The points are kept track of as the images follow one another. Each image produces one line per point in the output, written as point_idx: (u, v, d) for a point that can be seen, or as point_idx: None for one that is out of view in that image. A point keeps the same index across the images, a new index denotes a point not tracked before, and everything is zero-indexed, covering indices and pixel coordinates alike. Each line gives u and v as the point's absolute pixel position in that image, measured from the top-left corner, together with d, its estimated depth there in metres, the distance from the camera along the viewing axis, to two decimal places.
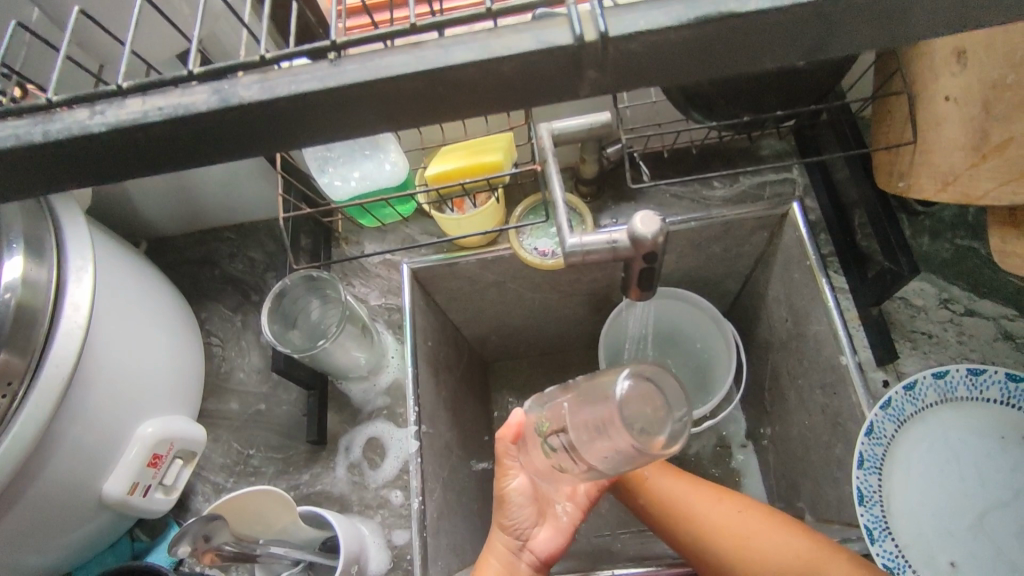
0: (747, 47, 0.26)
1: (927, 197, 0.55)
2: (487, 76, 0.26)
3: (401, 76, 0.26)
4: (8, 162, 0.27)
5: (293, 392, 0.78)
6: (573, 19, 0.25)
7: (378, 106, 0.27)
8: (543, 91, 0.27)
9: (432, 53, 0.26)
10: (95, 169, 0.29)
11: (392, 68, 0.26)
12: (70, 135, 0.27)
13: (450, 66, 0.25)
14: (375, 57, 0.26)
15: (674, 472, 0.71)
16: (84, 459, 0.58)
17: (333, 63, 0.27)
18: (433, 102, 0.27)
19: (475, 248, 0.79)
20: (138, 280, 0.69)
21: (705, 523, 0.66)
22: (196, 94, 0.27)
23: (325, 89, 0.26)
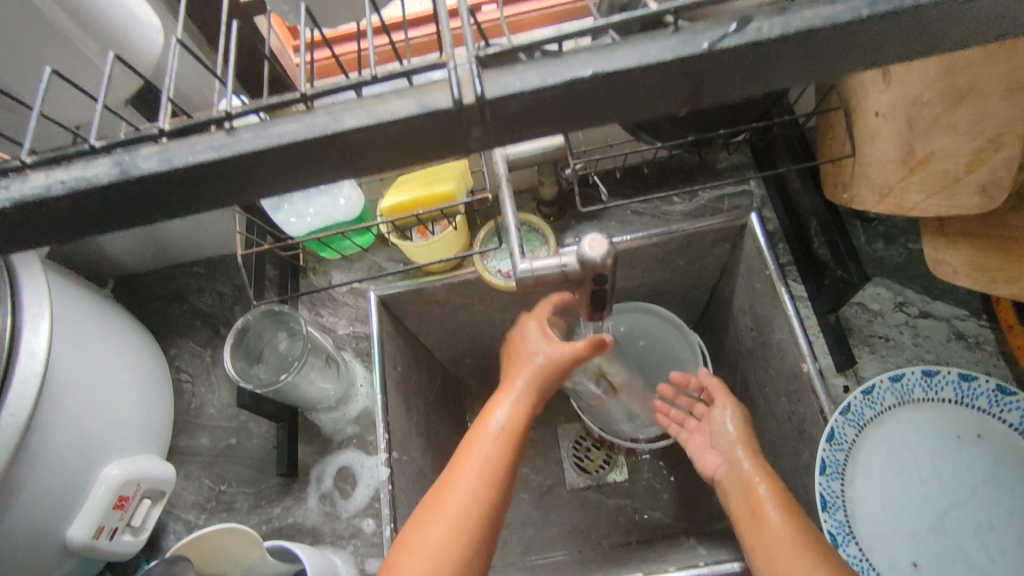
0: (635, 102, 0.24)
1: (867, 209, 0.57)
2: (361, 145, 0.23)
3: (289, 145, 0.23)
4: None
5: (263, 425, 0.78)
6: (450, 82, 0.22)
7: (288, 171, 0.24)
8: (428, 154, 0.24)
9: (320, 120, 0.23)
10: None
11: (281, 136, 0.23)
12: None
13: (338, 132, 0.23)
14: (267, 126, 0.23)
15: (769, 478, 0.62)
16: (47, 505, 0.58)
17: (228, 133, 0.24)
18: (336, 164, 0.24)
19: (441, 274, 0.80)
20: (101, 322, 0.69)
21: (780, 539, 0.55)
22: (96, 166, 0.23)
23: (221, 160, 0.23)
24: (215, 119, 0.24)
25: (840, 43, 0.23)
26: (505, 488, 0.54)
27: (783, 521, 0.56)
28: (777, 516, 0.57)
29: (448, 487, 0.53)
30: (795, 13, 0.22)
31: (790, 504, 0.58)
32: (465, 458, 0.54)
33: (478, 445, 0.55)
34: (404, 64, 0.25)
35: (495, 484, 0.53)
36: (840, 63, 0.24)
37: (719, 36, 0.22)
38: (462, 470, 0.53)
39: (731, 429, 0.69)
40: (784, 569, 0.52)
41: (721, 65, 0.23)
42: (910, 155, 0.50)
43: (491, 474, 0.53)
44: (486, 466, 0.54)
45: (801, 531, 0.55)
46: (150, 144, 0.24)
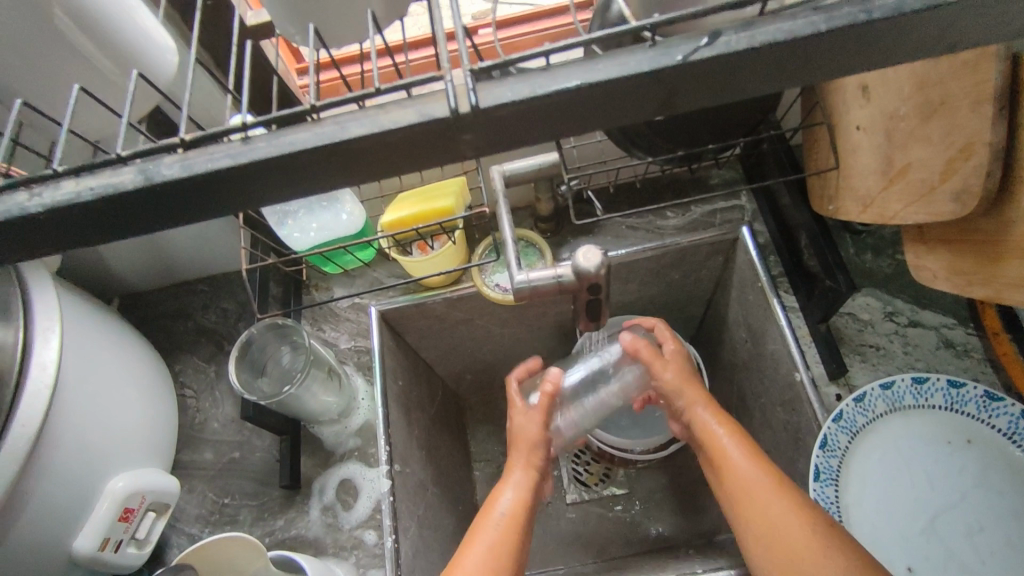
0: (615, 111, 0.26)
1: (851, 218, 0.59)
2: (365, 153, 0.25)
3: (298, 153, 0.25)
4: None
5: (267, 438, 0.79)
6: (446, 93, 0.24)
7: (298, 176, 0.26)
8: (427, 160, 0.26)
9: (328, 129, 0.25)
10: (18, 254, 0.27)
11: (292, 145, 0.25)
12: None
13: (344, 141, 0.25)
14: (280, 135, 0.25)
15: (727, 421, 0.62)
16: (53, 515, 0.59)
17: (243, 143, 0.26)
18: (342, 170, 0.26)
19: (441, 288, 0.82)
20: (107, 336, 0.71)
21: (744, 475, 0.57)
22: (122, 174, 0.25)
23: (237, 167, 0.25)
24: (231, 130, 0.26)
25: (800, 55, 0.25)
26: (513, 569, 0.55)
27: (747, 459, 0.58)
28: (740, 456, 0.58)
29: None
30: (759, 28, 0.24)
31: (751, 444, 0.60)
32: (470, 542, 0.57)
33: (485, 527, 0.58)
34: (405, 79, 0.27)
35: (498, 574, 0.54)
36: (802, 74, 0.26)
37: (691, 50, 0.24)
38: (464, 563, 0.54)
39: (679, 396, 0.67)
40: (752, 504, 0.55)
41: (693, 76, 0.25)
42: (890, 166, 0.53)
43: (498, 555, 0.55)
44: (487, 558, 0.55)
45: (766, 470, 0.56)
46: (171, 154, 0.26)
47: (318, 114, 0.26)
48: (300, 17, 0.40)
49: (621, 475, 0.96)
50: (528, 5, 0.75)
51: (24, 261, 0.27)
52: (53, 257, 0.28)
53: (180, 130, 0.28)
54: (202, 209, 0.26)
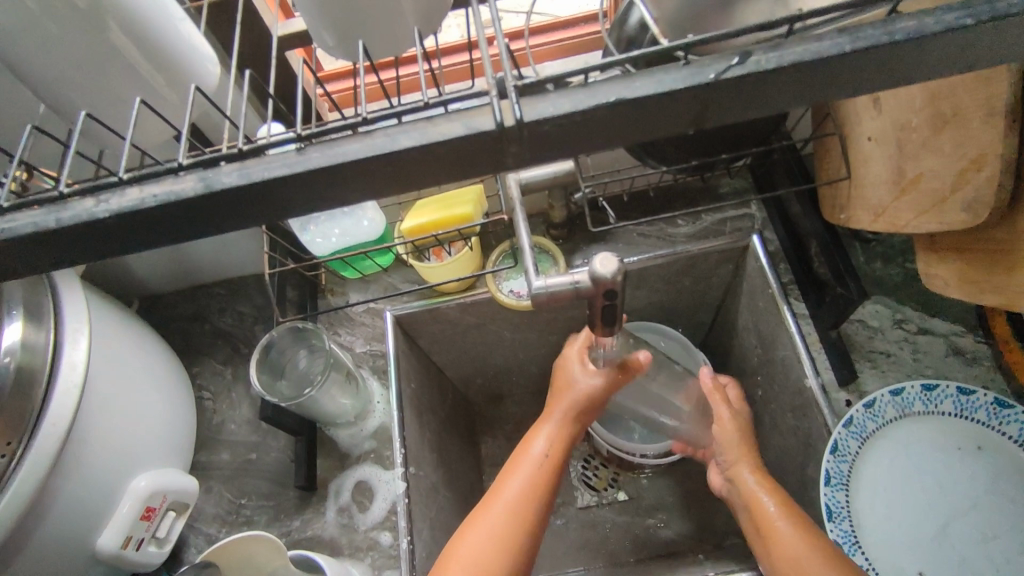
0: (649, 125, 0.27)
1: (863, 227, 0.61)
2: (412, 163, 0.27)
3: (349, 164, 0.26)
4: (16, 253, 0.27)
5: (283, 440, 0.80)
6: (492, 108, 0.26)
7: (345, 185, 0.27)
8: (469, 171, 0.28)
9: (378, 141, 0.26)
10: (78, 256, 0.28)
11: (343, 156, 0.26)
12: (54, 225, 0.26)
13: (393, 152, 0.26)
14: (331, 146, 0.27)
15: (776, 493, 0.63)
16: (79, 514, 0.60)
17: (296, 153, 0.27)
18: (388, 180, 0.27)
19: (456, 293, 0.83)
20: (130, 339, 0.72)
21: (789, 542, 0.57)
22: (183, 181, 0.27)
23: (291, 176, 0.26)
24: (283, 141, 0.28)
25: (826, 74, 0.26)
26: (543, 510, 0.59)
27: (794, 530, 0.58)
28: (787, 526, 0.59)
29: (482, 516, 0.58)
30: (788, 49, 0.26)
31: (799, 515, 0.60)
32: (507, 479, 0.60)
33: (522, 465, 0.61)
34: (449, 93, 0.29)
35: (531, 511, 0.58)
36: (827, 92, 0.27)
37: (723, 68, 0.26)
38: (498, 499, 0.58)
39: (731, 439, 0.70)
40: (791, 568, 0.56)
41: (724, 93, 0.26)
42: (902, 177, 0.54)
43: (531, 497, 0.58)
44: (523, 496, 0.58)
45: (813, 540, 0.57)
46: (228, 164, 0.27)
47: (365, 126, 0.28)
48: (337, 31, 0.42)
49: (630, 480, 0.97)
50: (550, 15, 0.76)
51: (82, 263, 0.29)
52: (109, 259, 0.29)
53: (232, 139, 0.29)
54: (256, 216, 0.28)
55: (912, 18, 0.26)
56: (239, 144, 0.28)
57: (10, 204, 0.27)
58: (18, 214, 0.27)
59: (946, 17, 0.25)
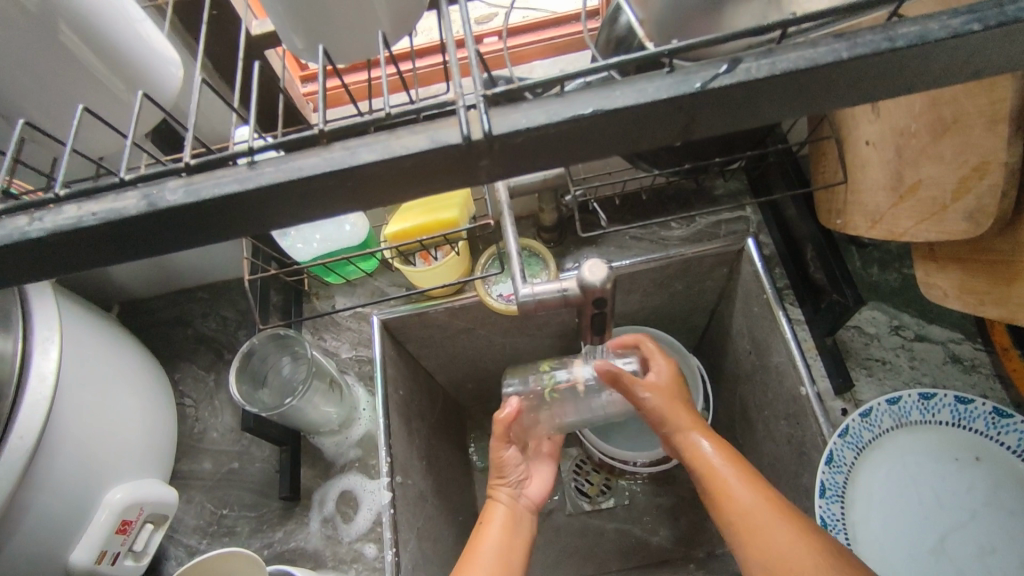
0: (631, 137, 0.25)
1: (860, 234, 0.59)
2: (376, 177, 0.25)
3: (306, 179, 0.24)
4: None
5: (266, 449, 0.78)
6: (460, 120, 0.24)
7: (304, 201, 0.25)
8: (438, 184, 0.26)
9: (338, 155, 0.24)
10: (17, 277, 0.26)
11: (300, 170, 0.24)
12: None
13: (354, 167, 0.24)
14: (288, 160, 0.25)
15: (753, 481, 0.58)
16: (50, 528, 0.58)
17: (249, 167, 0.25)
18: (352, 195, 0.25)
19: (443, 298, 0.81)
20: (108, 346, 0.70)
21: (755, 513, 0.55)
22: (125, 199, 0.25)
23: (243, 193, 0.24)
24: (237, 153, 0.26)
25: (821, 83, 0.24)
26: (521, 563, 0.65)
27: (782, 522, 0.54)
28: (785, 527, 0.53)
29: (466, 573, 0.62)
30: (779, 56, 0.24)
31: (785, 506, 0.55)
32: (478, 547, 0.65)
33: (486, 536, 0.66)
34: (418, 103, 0.27)
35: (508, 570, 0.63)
36: (822, 102, 0.26)
37: (710, 76, 0.24)
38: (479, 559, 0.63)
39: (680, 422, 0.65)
40: (761, 541, 0.54)
41: (712, 103, 0.24)
42: (900, 183, 0.52)
43: (502, 560, 0.64)
44: (501, 550, 0.65)
45: (766, 499, 0.56)
46: (175, 179, 0.25)
47: (327, 137, 0.26)
48: (307, 33, 0.40)
49: (622, 486, 0.95)
50: (541, 12, 0.74)
51: (22, 285, 0.27)
52: (53, 280, 0.27)
53: (184, 151, 0.27)
54: (207, 235, 0.26)
55: (914, 23, 0.24)
56: (187, 157, 0.26)
57: None
58: None
59: (952, 21, 0.23)
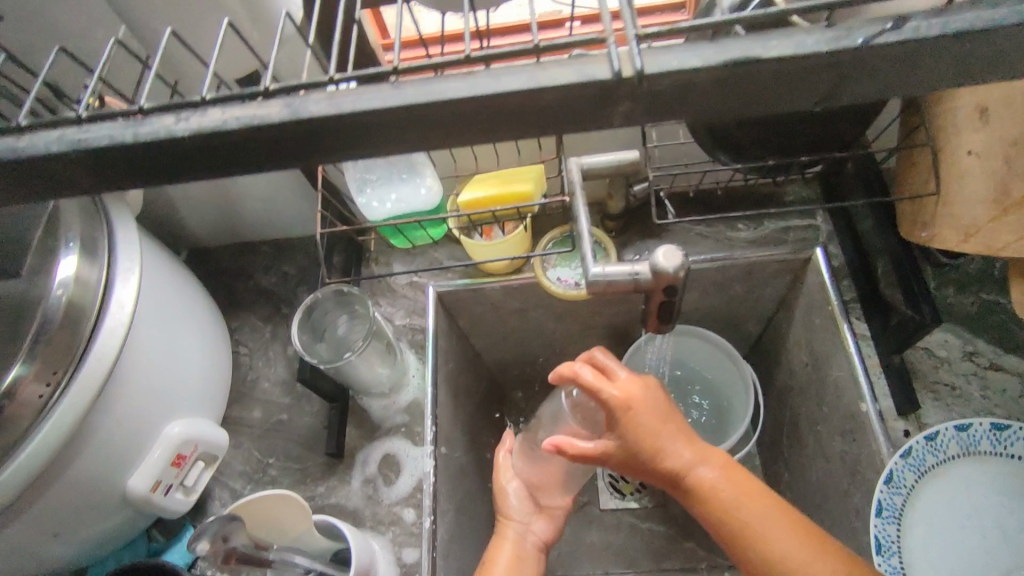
0: (775, 93, 0.25)
1: (950, 247, 0.57)
2: (508, 104, 0.25)
3: (448, 102, 0.24)
4: (99, 166, 0.27)
5: (315, 404, 0.79)
6: (611, 55, 0.24)
7: (436, 128, 0.26)
8: (571, 123, 0.26)
9: (482, 81, 0.24)
10: (134, 183, 0.28)
11: (442, 93, 0.24)
12: (97, 150, 0.26)
13: (499, 92, 0.24)
14: (428, 82, 0.25)
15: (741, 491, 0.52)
16: (110, 453, 0.61)
17: (392, 86, 0.25)
18: (485, 125, 0.25)
19: (500, 276, 0.82)
20: (177, 285, 0.73)
21: None
22: (266, 107, 0.26)
23: (381, 112, 0.25)
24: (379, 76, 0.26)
25: (987, 49, 0.24)
26: None
27: None
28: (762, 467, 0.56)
29: None
30: (952, 16, 0.23)
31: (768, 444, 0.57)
32: None
33: None
34: (566, 39, 0.27)
35: None
36: (979, 73, 0.25)
37: (875, 32, 0.23)
38: None
39: None
40: None
41: (875, 58, 0.24)
42: (1005, 196, 0.50)
43: None
44: None
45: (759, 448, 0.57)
46: (313, 93, 0.26)
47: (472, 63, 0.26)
48: None
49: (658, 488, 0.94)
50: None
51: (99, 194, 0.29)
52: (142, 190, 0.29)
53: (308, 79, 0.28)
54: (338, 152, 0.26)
55: None
56: (330, 75, 0.26)
57: (98, 113, 0.27)
58: (103, 124, 0.27)
59: None
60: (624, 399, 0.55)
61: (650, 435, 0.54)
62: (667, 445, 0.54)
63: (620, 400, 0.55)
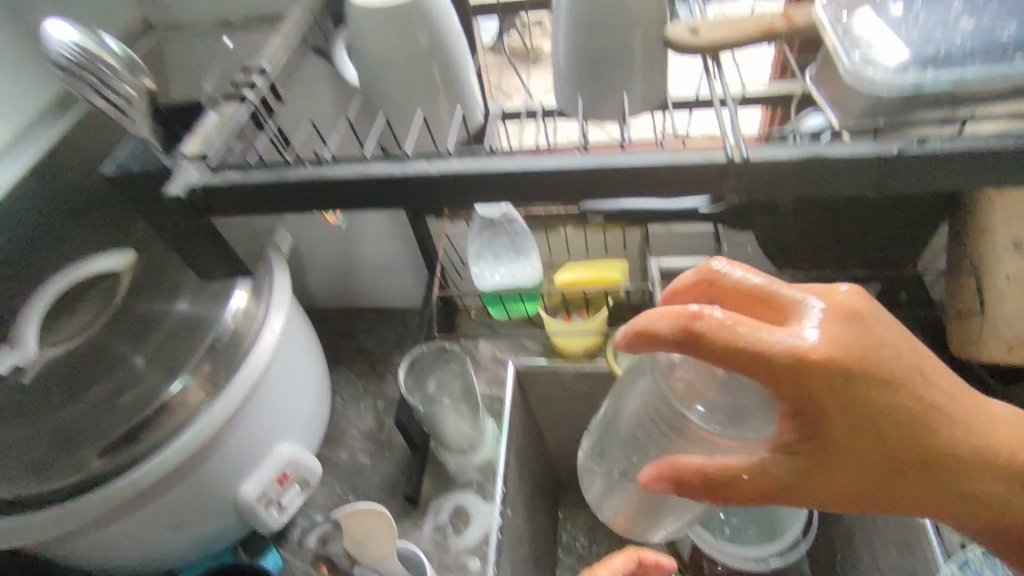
0: (838, 183, 0.39)
1: (998, 360, 0.65)
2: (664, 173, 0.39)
3: (619, 165, 0.39)
4: (367, 188, 0.41)
5: (397, 454, 0.87)
6: (728, 146, 0.38)
7: (609, 182, 0.40)
8: (699, 188, 0.40)
9: (641, 156, 0.39)
10: (383, 203, 0.42)
11: (615, 160, 0.39)
12: (373, 177, 0.40)
13: (654, 164, 0.39)
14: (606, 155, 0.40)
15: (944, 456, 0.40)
16: (232, 462, 0.70)
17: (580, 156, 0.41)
18: (637, 185, 0.40)
19: (576, 359, 0.91)
20: (307, 331, 0.85)
21: None
22: (494, 161, 0.40)
23: (575, 168, 0.39)
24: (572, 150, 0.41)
25: (980, 165, 0.37)
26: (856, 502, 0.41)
27: None
28: None
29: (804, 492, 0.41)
30: (963, 142, 0.37)
31: None
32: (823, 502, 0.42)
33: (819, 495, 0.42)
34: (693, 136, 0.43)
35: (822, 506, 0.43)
36: (980, 176, 0.38)
37: (908, 147, 0.37)
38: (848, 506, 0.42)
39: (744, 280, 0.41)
40: None
41: (906, 165, 0.37)
42: None
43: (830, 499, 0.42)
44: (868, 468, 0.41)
45: None
46: (522, 154, 0.41)
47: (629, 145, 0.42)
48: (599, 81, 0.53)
49: None
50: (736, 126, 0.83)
51: (287, 213, 0.42)
52: (312, 214, 0.43)
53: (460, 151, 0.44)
54: (537, 194, 0.40)
55: None
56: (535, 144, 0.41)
57: (375, 158, 0.42)
58: (375, 164, 0.41)
59: None
60: (814, 356, 0.37)
61: (854, 406, 0.38)
62: (886, 395, 0.39)
63: (803, 352, 0.37)
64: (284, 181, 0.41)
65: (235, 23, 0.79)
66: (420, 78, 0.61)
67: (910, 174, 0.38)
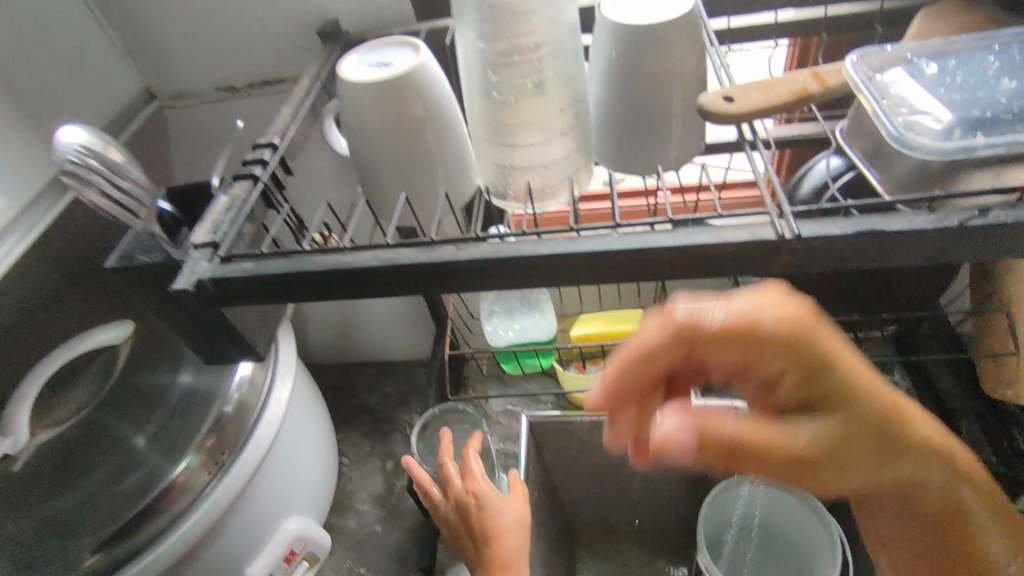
0: (896, 254, 0.38)
1: None
2: (714, 248, 0.37)
3: (665, 248, 0.37)
4: (388, 278, 0.39)
5: (408, 519, 0.84)
6: (777, 224, 0.37)
7: (652, 266, 0.38)
8: (749, 265, 0.38)
9: (683, 235, 0.38)
10: (409, 292, 0.40)
11: (656, 242, 0.37)
12: (394, 267, 0.39)
13: (697, 243, 0.37)
14: (646, 234, 0.38)
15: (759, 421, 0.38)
16: (242, 538, 0.68)
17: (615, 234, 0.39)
18: (684, 264, 0.38)
19: (590, 409, 0.88)
20: (313, 393, 0.83)
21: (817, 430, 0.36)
22: (524, 247, 0.38)
23: (616, 249, 0.38)
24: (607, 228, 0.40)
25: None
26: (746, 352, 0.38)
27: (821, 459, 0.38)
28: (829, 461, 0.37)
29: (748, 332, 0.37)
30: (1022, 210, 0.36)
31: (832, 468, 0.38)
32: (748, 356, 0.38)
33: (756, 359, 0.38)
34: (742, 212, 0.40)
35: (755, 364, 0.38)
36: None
37: (968, 218, 0.36)
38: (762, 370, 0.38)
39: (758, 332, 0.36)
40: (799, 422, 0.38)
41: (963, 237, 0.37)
42: None
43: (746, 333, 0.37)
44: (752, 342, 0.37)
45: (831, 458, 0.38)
46: (552, 235, 0.39)
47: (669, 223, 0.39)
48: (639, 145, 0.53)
49: None
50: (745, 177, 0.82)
51: (290, 304, 0.41)
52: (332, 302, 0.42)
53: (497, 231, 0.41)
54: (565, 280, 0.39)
55: None
56: (569, 227, 0.40)
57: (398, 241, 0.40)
58: (396, 251, 0.40)
59: None
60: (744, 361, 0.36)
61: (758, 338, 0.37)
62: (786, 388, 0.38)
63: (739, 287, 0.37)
64: (304, 271, 0.39)
65: (238, 88, 0.78)
66: (423, 163, 0.52)
67: (963, 240, 0.37)
